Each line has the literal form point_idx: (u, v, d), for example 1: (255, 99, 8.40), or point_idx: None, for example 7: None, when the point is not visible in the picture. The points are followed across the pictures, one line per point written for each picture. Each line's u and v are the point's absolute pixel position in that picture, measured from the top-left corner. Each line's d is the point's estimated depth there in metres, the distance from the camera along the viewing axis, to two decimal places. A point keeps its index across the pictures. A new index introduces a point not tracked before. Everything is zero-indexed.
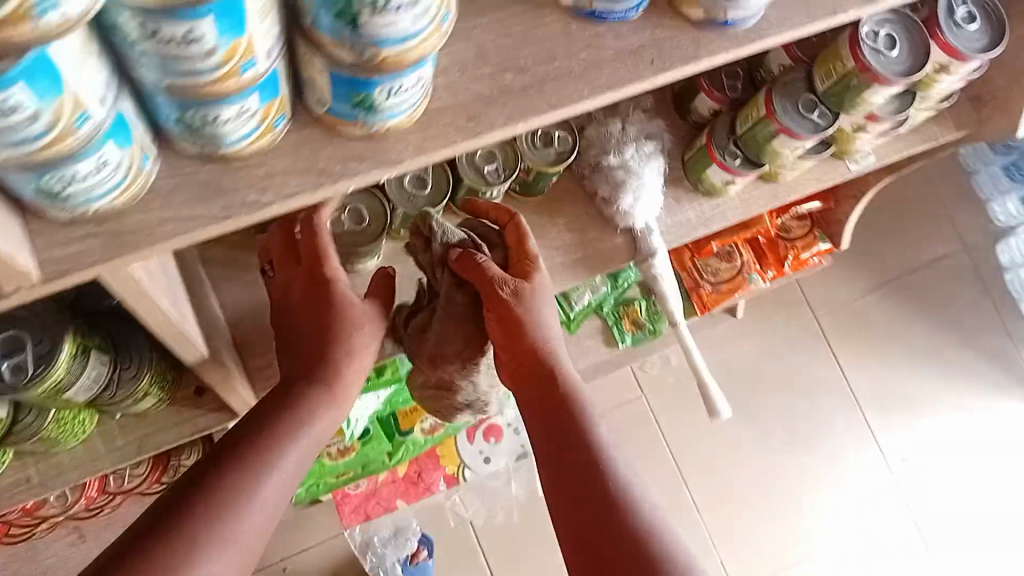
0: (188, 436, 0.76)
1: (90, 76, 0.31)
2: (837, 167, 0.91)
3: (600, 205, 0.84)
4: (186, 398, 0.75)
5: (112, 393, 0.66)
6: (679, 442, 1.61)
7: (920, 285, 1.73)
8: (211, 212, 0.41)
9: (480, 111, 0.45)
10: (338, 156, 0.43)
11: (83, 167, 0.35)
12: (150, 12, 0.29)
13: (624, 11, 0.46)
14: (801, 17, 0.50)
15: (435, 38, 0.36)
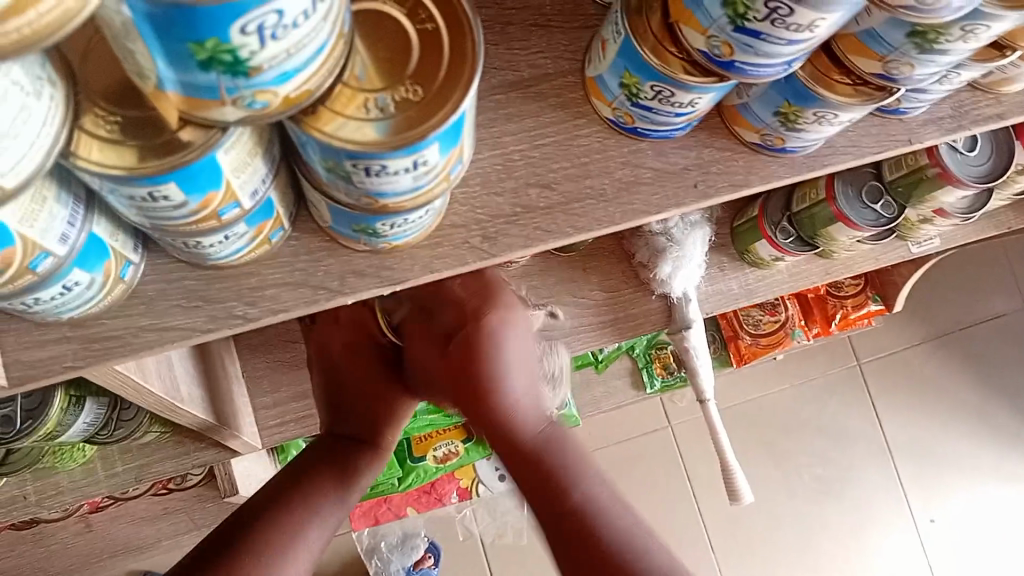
0: (188, 468, 0.73)
1: (48, 221, 0.28)
2: (897, 247, 0.85)
3: (638, 268, 0.80)
4: (187, 431, 0.72)
5: (110, 431, 0.64)
6: (702, 478, 1.56)
7: (975, 343, 1.65)
8: (194, 322, 0.38)
9: (498, 230, 0.41)
10: (339, 269, 0.40)
11: (48, 294, 0.32)
12: (105, 177, 0.26)
13: (670, 131, 0.42)
14: (870, 146, 0.45)
15: (444, 183, 0.32)
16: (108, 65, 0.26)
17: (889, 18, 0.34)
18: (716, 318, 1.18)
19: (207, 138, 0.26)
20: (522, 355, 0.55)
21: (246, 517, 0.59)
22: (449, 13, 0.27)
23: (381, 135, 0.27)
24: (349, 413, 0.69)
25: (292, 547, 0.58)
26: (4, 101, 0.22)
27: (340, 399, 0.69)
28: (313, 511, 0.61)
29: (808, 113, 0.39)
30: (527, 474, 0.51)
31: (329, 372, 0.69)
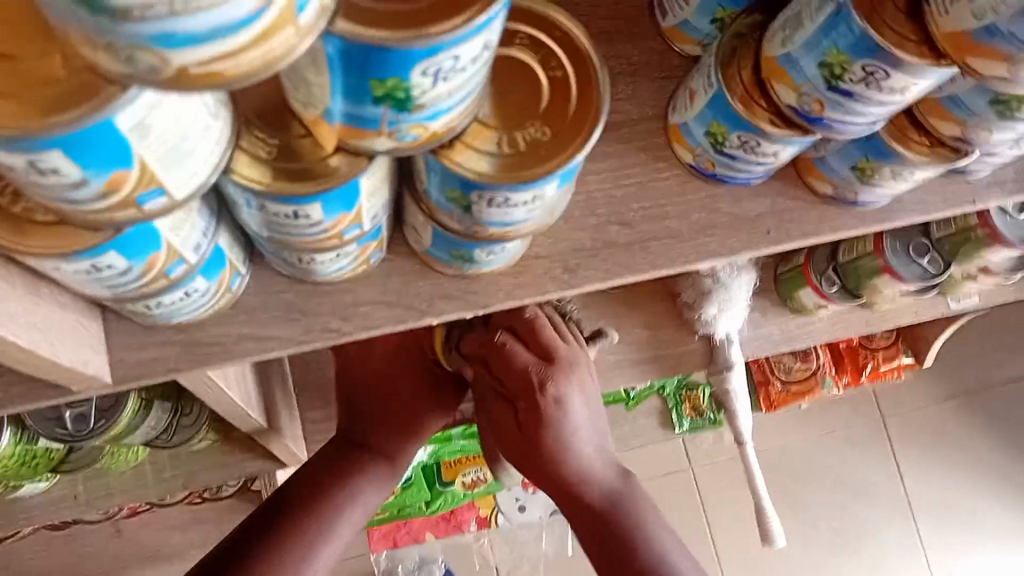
0: (234, 477, 0.75)
1: (189, 231, 0.30)
2: (937, 302, 0.86)
3: (682, 307, 0.81)
4: (238, 441, 0.73)
5: (166, 436, 0.65)
6: (720, 521, 1.56)
7: (1000, 403, 1.65)
8: (290, 333, 0.40)
9: (578, 263, 0.43)
10: (429, 291, 0.42)
11: (170, 297, 0.34)
12: (256, 192, 0.28)
13: (747, 178, 0.44)
14: (936, 203, 0.47)
15: (549, 218, 0.34)
16: (269, 92, 0.28)
17: (975, 85, 0.36)
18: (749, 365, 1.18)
19: (354, 165, 0.28)
20: (583, 422, 0.59)
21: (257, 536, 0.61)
22: (578, 62, 0.30)
23: (509, 169, 0.29)
24: (366, 424, 0.69)
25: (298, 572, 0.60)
26: (193, 123, 0.24)
27: (362, 404, 0.69)
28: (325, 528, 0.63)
29: (884, 169, 0.41)
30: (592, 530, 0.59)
31: (351, 375, 0.68)
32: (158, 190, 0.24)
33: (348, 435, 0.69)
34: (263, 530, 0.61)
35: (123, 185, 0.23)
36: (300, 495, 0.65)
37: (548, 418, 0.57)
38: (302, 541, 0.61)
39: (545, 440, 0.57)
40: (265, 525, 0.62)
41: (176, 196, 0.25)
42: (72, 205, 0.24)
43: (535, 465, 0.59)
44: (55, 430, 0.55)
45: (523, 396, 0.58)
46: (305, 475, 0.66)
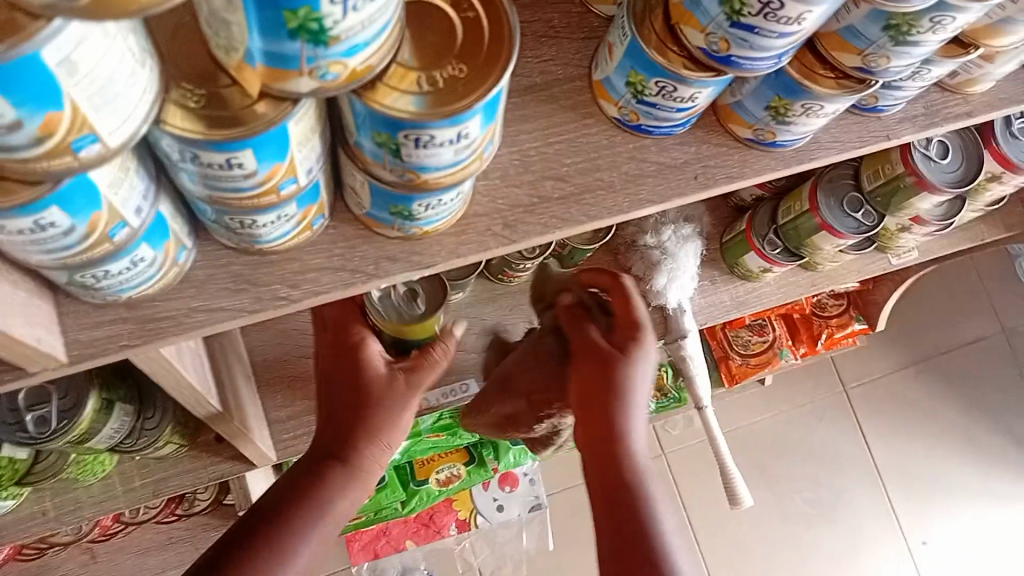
0: (204, 482, 0.75)
1: (129, 192, 0.31)
2: (879, 259, 0.90)
3: (634, 281, 0.83)
4: (205, 445, 0.74)
5: (131, 441, 0.65)
6: (696, 502, 1.58)
7: (956, 365, 1.70)
8: (240, 304, 0.41)
9: (516, 218, 0.45)
10: (374, 255, 0.43)
11: (117, 266, 0.35)
12: (188, 142, 0.29)
13: (671, 127, 0.46)
14: (853, 141, 0.50)
15: (479, 161, 0.35)
16: (193, 52, 0.29)
17: (868, 13, 0.38)
18: (705, 340, 1.21)
19: (280, 110, 0.29)
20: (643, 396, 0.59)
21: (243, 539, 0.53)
22: (487, 4, 0.32)
23: (430, 105, 0.30)
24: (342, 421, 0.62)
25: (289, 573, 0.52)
26: (120, 66, 0.25)
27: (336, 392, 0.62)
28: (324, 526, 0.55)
29: (796, 106, 0.44)
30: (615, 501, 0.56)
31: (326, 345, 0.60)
32: (92, 136, 0.26)
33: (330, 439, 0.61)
34: (259, 529, 0.54)
35: (56, 129, 0.25)
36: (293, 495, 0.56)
37: (629, 368, 0.58)
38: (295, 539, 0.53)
39: (623, 388, 0.57)
40: (259, 524, 0.54)
41: (111, 145, 0.27)
42: (6, 154, 0.25)
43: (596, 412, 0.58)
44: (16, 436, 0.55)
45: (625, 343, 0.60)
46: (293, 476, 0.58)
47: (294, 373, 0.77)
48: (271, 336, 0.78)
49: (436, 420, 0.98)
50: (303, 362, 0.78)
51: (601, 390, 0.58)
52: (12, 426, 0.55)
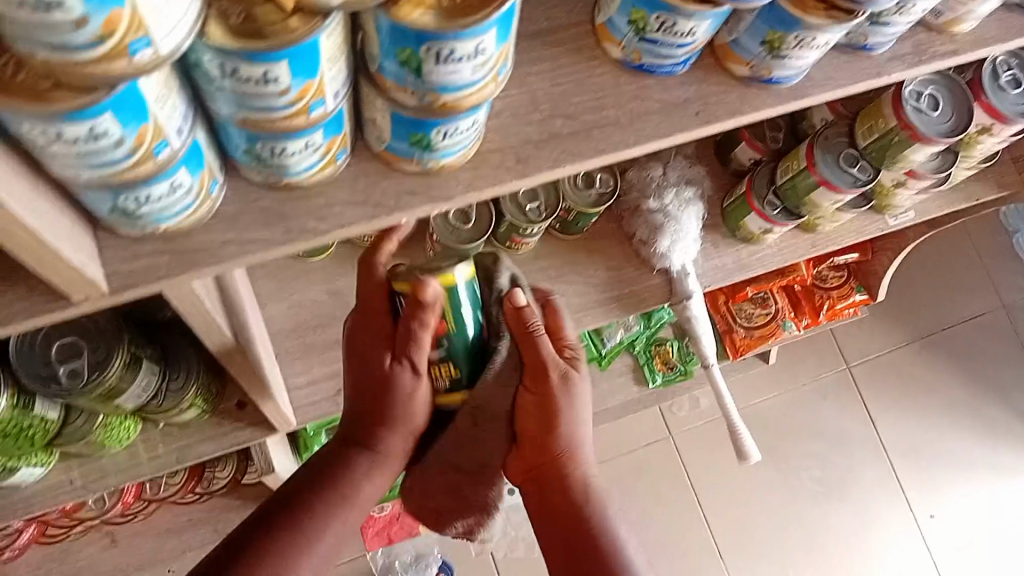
0: (227, 449, 0.77)
1: (171, 111, 0.34)
2: (876, 221, 0.92)
3: (638, 246, 0.86)
4: (227, 412, 0.76)
5: (157, 402, 0.67)
6: (705, 484, 1.60)
7: (958, 341, 1.72)
8: (270, 236, 0.44)
9: (527, 154, 0.47)
10: (395, 190, 0.45)
11: (158, 189, 0.38)
12: (228, 54, 0.31)
13: (672, 66, 0.48)
14: (845, 79, 0.52)
15: (492, 84, 0.38)
16: None
17: None
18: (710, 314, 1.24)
19: (312, 23, 0.32)
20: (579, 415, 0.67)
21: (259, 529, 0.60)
22: None
23: (450, 18, 0.33)
24: (363, 418, 0.65)
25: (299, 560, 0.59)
26: None
27: (360, 388, 0.64)
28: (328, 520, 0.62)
29: (790, 38, 0.46)
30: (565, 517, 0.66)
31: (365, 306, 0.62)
32: (146, 38, 0.28)
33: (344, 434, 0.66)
34: (276, 520, 0.60)
35: (117, 29, 0.27)
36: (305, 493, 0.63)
37: (555, 396, 0.64)
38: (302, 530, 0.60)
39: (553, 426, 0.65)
40: (265, 526, 0.60)
41: (162, 50, 0.29)
42: (69, 54, 0.28)
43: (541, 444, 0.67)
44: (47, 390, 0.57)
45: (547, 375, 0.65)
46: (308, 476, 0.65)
47: (311, 341, 0.80)
48: (288, 306, 0.80)
49: None
50: (320, 331, 0.80)
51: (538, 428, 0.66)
52: (44, 381, 0.57)
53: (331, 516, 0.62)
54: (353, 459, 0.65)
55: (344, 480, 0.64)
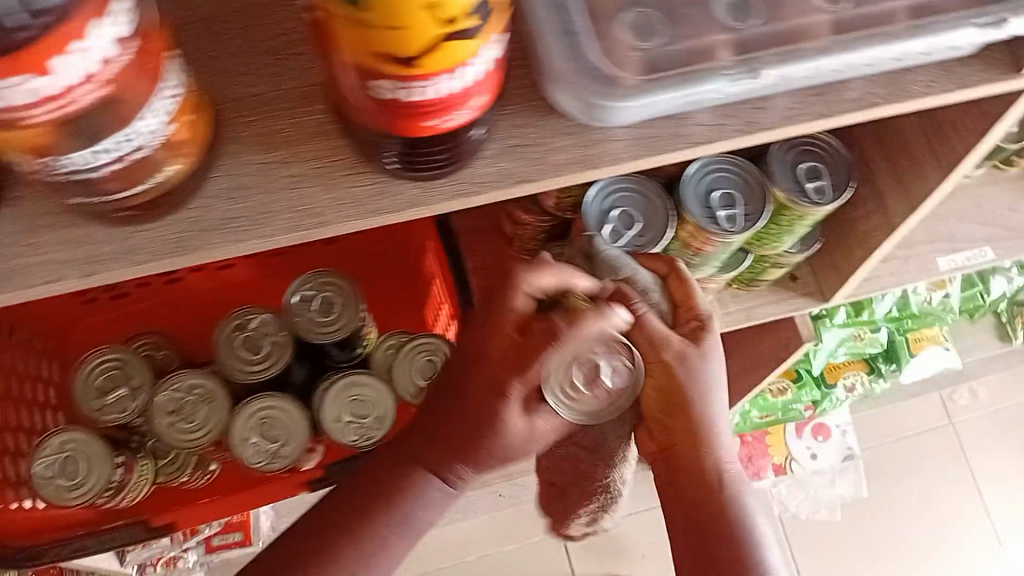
0: (779, 314, 0.94)
1: None
2: None
3: None
4: (785, 282, 0.93)
5: (798, 249, 0.83)
6: (986, 478, 1.63)
7: None
8: None
9: None
10: None
11: None
12: None
13: None
14: None
15: None
16: None
17: None
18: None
19: None
20: (714, 391, 0.68)
21: (335, 514, 0.69)
22: None
23: None
24: (439, 434, 0.66)
25: (371, 561, 0.68)
26: None
27: (451, 404, 0.65)
28: (385, 532, 0.68)
29: None
30: (695, 521, 0.69)
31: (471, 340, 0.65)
32: None
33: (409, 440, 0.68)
34: (342, 510, 0.69)
35: None
36: (365, 489, 0.68)
37: (695, 376, 0.67)
38: (371, 531, 0.68)
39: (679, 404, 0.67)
40: (333, 516, 0.69)
41: None
42: None
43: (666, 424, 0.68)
44: (800, 199, 0.70)
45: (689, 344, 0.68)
46: (366, 479, 0.69)
47: None
48: None
49: (892, 300, 1.12)
50: None
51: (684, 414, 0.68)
52: (796, 192, 0.71)
53: (372, 521, 0.68)
54: (417, 474, 0.67)
55: (395, 487, 0.67)
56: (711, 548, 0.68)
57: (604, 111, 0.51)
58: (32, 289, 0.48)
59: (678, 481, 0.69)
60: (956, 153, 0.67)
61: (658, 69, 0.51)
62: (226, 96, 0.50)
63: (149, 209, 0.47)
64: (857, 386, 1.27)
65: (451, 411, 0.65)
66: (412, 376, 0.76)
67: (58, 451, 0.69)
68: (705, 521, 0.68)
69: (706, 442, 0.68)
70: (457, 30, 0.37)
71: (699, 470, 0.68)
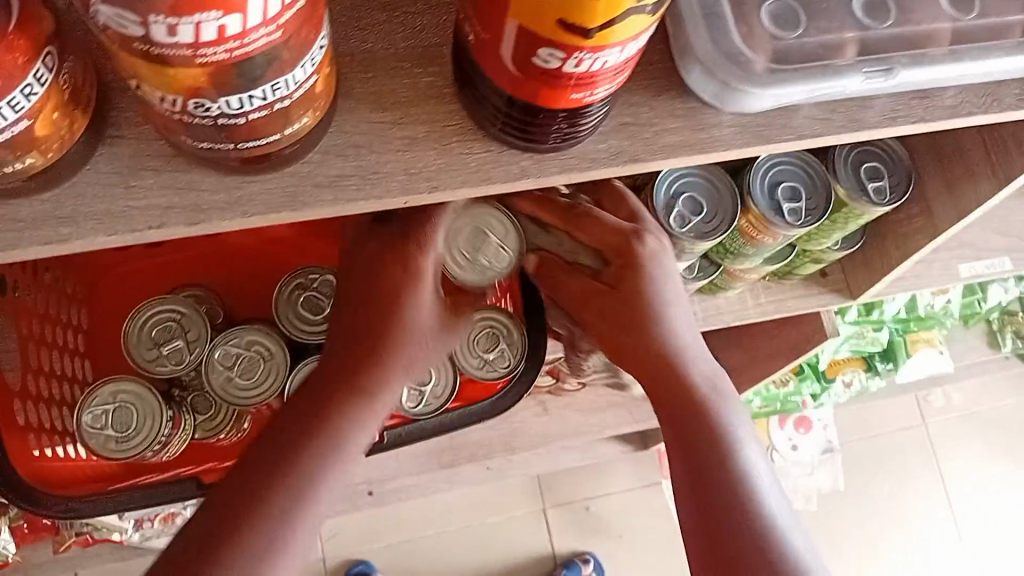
0: (806, 309, 0.95)
1: None
2: None
3: None
4: (815, 278, 0.94)
5: (842, 247, 0.84)
6: (954, 478, 1.69)
7: None
8: None
9: None
10: None
11: None
12: None
13: None
14: None
15: None
16: None
17: None
18: None
19: None
20: (673, 294, 0.68)
21: (265, 455, 0.61)
22: None
23: None
24: (351, 345, 0.64)
25: (303, 499, 0.60)
26: None
27: (353, 310, 0.65)
28: (326, 457, 0.62)
29: None
30: (684, 438, 0.67)
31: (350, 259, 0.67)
32: None
33: (332, 357, 0.65)
34: (279, 441, 0.62)
35: None
36: (300, 413, 0.63)
37: (650, 280, 0.66)
38: (304, 468, 0.61)
39: (642, 309, 0.67)
40: (267, 455, 0.61)
41: None
42: None
43: (633, 332, 0.67)
44: (862, 198, 0.71)
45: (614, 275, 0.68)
46: (298, 403, 0.64)
47: None
48: None
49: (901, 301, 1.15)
50: None
51: (639, 349, 0.68)
52: (858, 191, 0.72)
53: (312, 448, 0.61)
54: (347, 388, 0.64)
55: (331, 405, 0.63)
56: (704, 462, 0.66)
57: (734, 96, 0.50)
58: (130, 234, 0.46)
59: (662, 398, 0.68)
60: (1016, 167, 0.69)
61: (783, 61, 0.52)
62: (343, 50, 0.49)
63: (261, 163, 0.46)
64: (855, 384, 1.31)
65: (355, 317, 0.65)
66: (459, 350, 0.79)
67: (110, 403, 0.74)
68: (696, 439, 0.66)
69: (676, 354, 0.67)
70: (606, 23, 0.37)
71: (677, 383, 0.67)
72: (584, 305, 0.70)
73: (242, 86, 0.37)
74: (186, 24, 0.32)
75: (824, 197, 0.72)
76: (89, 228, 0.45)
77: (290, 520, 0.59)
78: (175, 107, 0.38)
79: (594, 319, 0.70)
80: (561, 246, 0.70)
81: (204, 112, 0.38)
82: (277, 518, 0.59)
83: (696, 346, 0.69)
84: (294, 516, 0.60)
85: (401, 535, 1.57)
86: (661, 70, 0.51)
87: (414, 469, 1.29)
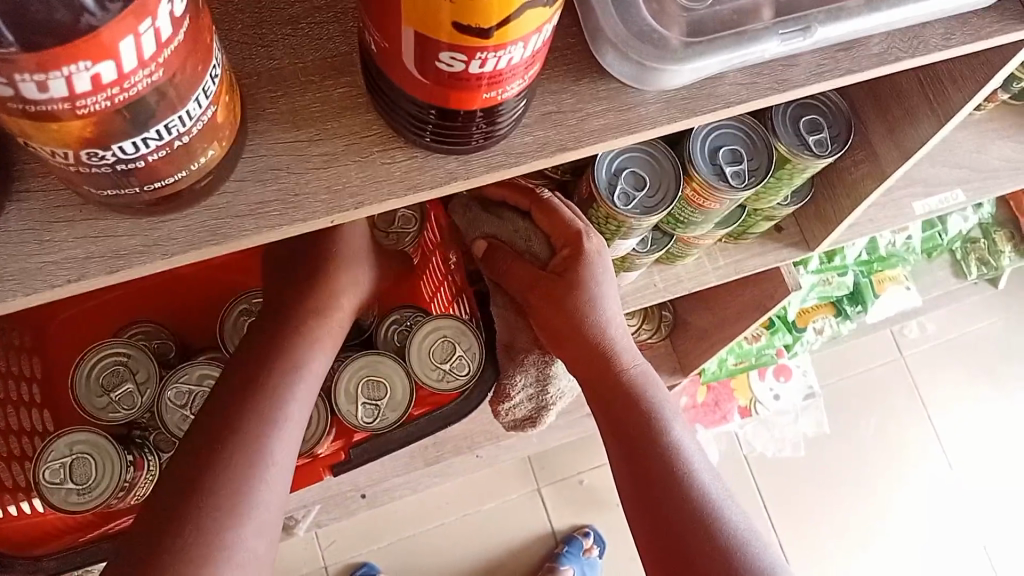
0: (767, 265, 0.95)
1: None
2: None
3: None
4: (772, 234, 0.94)
5: (793, 200, 0.83)
6: (936, 406, 1.71)
7: None
8: None
9: None
10: None
11: None
12: None
13: None
14: None
15: None
16: None
17: None
18: (1007, 199, 1.40)
19: None
20: (608, 288, 0.71)
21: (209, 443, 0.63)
22: None
23: None
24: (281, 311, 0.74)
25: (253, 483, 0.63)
26: None
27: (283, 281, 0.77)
28: (263, 437, 0.65)
29: None
30: (618, 416, 0.70)
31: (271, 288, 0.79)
32: None
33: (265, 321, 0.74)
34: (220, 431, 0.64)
35: None
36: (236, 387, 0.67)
37: (589, 271, 0.69)
38: (248, 453, 0.64)
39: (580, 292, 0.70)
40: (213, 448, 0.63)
41: None
42: None
43: (571, 320, 0.70)
44: (805, 151, 0.71)
45: (560, 264, 0.71)
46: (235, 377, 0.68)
47: None
48: None
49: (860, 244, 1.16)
50: None
51: (576, 336, 0.71)
52: (799, 144, 0.71)
53: (251, 429, 0.65)
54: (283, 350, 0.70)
55: (269, 366, 0.69)
56: (635, 439, 0.69)
57: (653, 75, 0.50)
58: (48, 290, 0.44)
59: (598, 381, 0.71)
60: (953, 104, 0.69)
61: (702, 34, 0.51)
62: (248, 70, 0.47)
63: (173, 201, 0.44)
64: (826, 329, 1.34)
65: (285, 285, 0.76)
66: (420, 359, 0.81)
67: (68, 455, 0.73)
68: (633, 420, 0.69)
69: (608, 345, 0.71)
70: (501, 23, 0.36)
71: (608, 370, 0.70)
72: (531, 286, 0.72)
73: (133, 129, 0.35)
74: (56, 78, 0.30)
75: (766, 155, 0.71)
76: (6, 290, 0.43)
77: (242, 505, 0.62)
78: (67, 159, 0.36)
79: (542, 303, 0.71)
80: (515, 232, 0.72)
81: (99, 160, 0.37)
82: (224, 511, 0.61)
83: (626, 339, 0.72)
84: (243, 503, 0.62)
85: (398, 531, 1.56)
86: (579, 56, 0.50)
87: (402, 468, 1.29)
